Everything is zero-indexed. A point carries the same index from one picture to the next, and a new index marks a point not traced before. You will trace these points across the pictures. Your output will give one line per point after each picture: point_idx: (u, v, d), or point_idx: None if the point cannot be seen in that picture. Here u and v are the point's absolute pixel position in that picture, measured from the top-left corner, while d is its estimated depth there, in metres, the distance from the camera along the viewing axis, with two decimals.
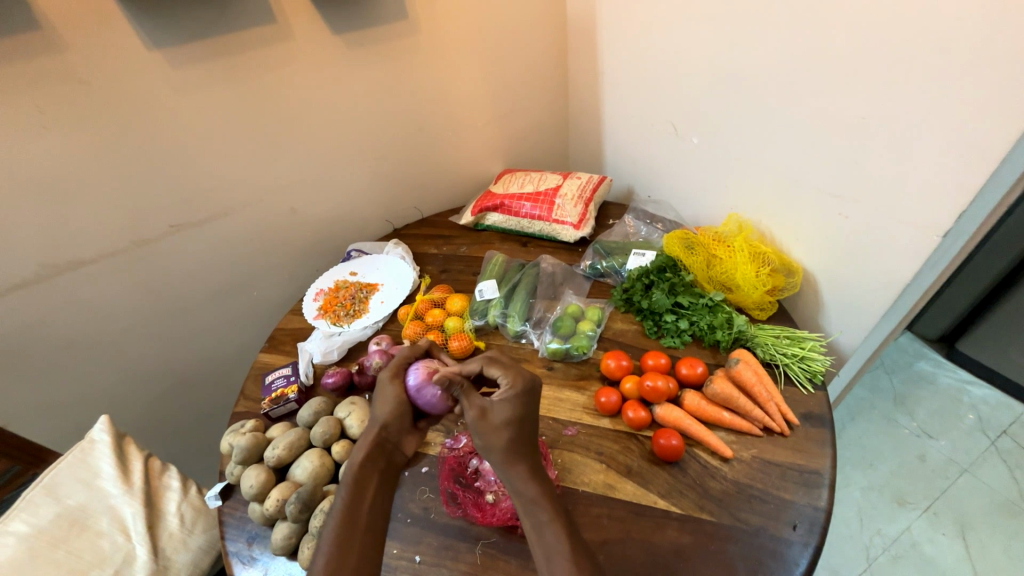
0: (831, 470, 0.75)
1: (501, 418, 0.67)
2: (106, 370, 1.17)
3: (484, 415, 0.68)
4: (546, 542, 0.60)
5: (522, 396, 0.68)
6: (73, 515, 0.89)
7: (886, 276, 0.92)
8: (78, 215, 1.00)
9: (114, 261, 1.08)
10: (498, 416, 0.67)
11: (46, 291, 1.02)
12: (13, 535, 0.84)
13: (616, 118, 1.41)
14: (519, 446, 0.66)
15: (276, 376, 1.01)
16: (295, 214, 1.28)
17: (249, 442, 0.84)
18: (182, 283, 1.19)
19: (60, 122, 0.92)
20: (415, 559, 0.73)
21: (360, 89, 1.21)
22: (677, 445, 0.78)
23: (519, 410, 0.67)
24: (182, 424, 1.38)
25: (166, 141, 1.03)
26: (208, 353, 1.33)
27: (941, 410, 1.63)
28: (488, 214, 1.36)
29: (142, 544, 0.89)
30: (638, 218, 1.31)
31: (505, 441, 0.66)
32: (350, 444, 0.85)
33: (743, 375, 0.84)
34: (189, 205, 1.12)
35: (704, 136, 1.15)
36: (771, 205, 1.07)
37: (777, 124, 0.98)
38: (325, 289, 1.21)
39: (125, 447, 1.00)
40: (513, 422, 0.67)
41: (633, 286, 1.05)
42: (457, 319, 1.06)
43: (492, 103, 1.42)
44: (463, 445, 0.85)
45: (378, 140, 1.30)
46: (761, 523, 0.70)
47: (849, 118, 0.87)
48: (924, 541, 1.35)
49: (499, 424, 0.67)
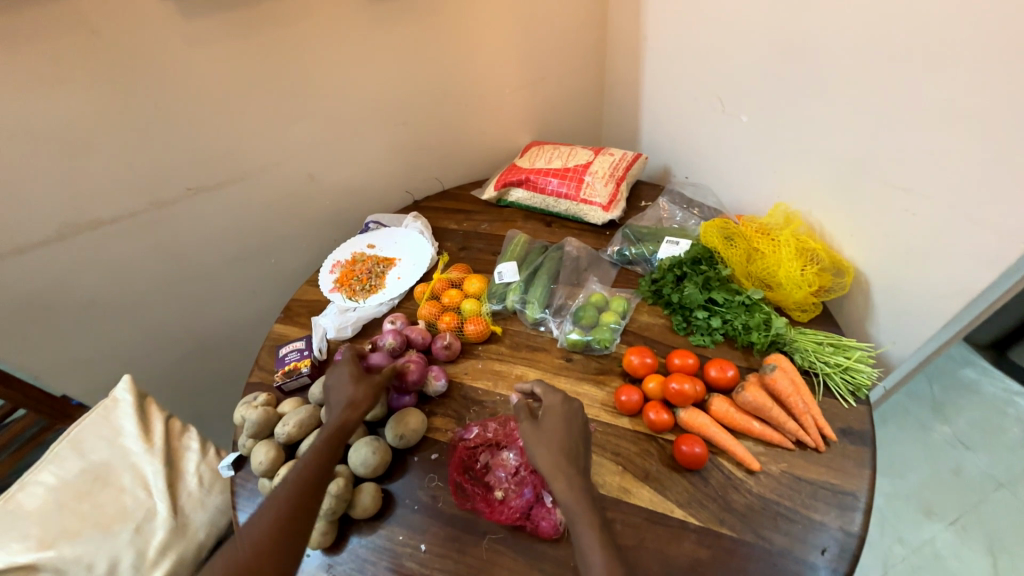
0: (868, 492, 0.69)
1: (548, 432, 0.69)
2: (128, 329, 1.19)
3: (537, 426, 0.70)
4: (584, 556, 0.58)
5: (568, 408, 0.72)
6: (97, 470, 0.94)
7: (953, 283, 0.82)
8: (96, 173, 0.99)
9: (132, 223, 1.07)
10: (550, 430, 0.69)
11: (68, 249, 1.03)
12: (41, 485, 0.89)
13: (656, 88, 1.29)
14: (563, 458, 0.66)
15: (289, 349, 0.99)
16: (314, 180, 1.24)
17: (261, 417, 0.84)
18: (201, 246, 1.18)
19: (75, 76, 0.89)
20: (420, 547, 0.72)
21: (385, 51, 1.14)
22: (700, 454, 0.73)
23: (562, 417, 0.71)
24: (203, 387, 1.40)
25: (183, 100, 1.00)
26: (227, 318, 1.33)
27: (982, 421, 1.53)
28: (512, 189, 1.29)
29: (162, 501, 0.94)
30: (673, 201, 1.21)
31: (555, 450, 0.66)
32: (360, 426, 0.82)
33: (778, 384, 0.77)
34: (208, 167, 1.09)
35: (756, 114, 1.04)
36: (827, 194, 0.96)
37: (846, 103, 0.87)
38: (342, 261, 1.19)
39: (146, 408, 1.06)
40: (561, 434, 0.68)
41: (664, 277, 0.98)
42: (474, 301, 1.02)
43: (521, 67, 1.32)
44: (472, 436, 0.82)
45: (400, 105, 1.23)
46: (786, 543, 0.66)
47: (928, 100, 0.76)
48: (949, 555, 1.29)
49: (548, 439, 0.68)
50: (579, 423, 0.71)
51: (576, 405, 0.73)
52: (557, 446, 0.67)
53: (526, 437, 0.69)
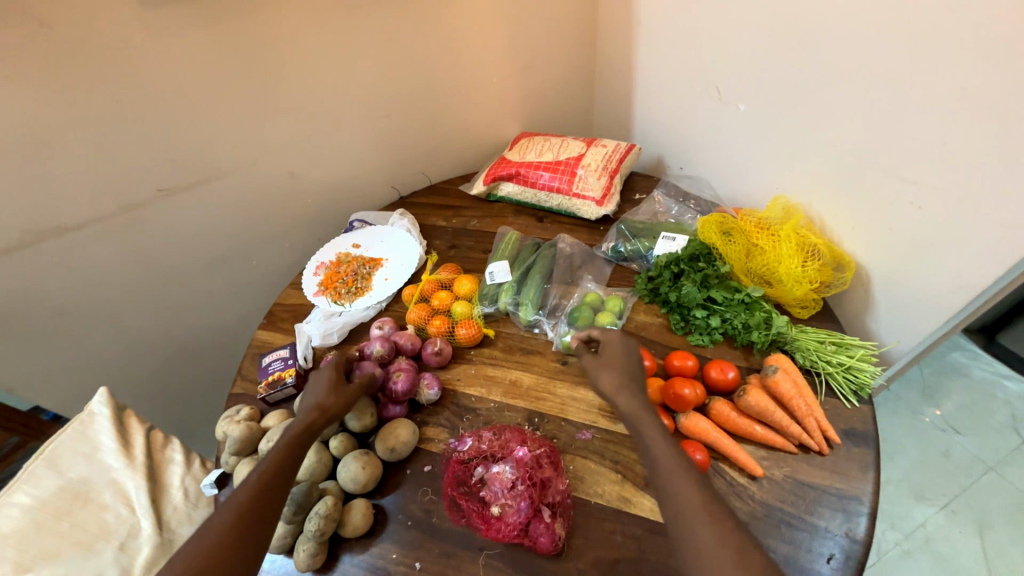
0: (873, 496, 0.68)
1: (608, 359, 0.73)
2: (102, 339, 1.13)
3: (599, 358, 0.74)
4: (652, 453, 0.61)
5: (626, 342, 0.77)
6: (76, 487, 0.89)
7: (955, 277, 0.80)
8: (56, 176, 0.92)
9: (100, 228, 1.01)
10: (611, 357, 0.73)
11: (31, 258, 0.96)
12: (16, 507, 0.84)
13: (648, 75, 1.24)
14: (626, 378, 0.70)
15: (272, 358, 0.95)
16: (294, 178, 1.18)
17: (243, 433, 0.79)
18: (176, 251, 1.12)
19: (25, 72, 0.82)
20: (414, 566, 0.69)
21: (363, 40, 1.08)
22: (702, 461, 0.71)
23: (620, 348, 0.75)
24: (187, 395, 1.35)
25: (147, 96, 0.93)
26: (208, 323, 1.28)
27: (972, 405, 1.55)
28: (501, 183, 1.24)
29: (145, 518, 0.90)
30: (668, 193, 1.17)
31: (617, 373, 0.71)
32: (349, 439, 0.79)
33: (781, 387, 0.75)
34: (178, 167, 1.03)
35: (753, 102, 1.00)
36: (827, 186, 0.93)
37: (848, 90, 0.83)
38: (326, 262, 1.13)
39: (126, 421, 1.01)
40: (622, 360, 0.73)
41: (660, 275, 0.95)
42: (465, 304, 0.98)
43: (508, 54, 1.26)
44: (509, 436, 0.78)
45: (381, 97, 1.17)
46: (790, 552, 0.64)
47: (934, 89, 0.73)
48: (940, 538, 1.31)
49: (612, 363, 0.73)
50: (637, 355, 0.75)
51: (633, 342, 0.77)
52: (618, 370, 0.71)
53: (589, 365, 0.74)
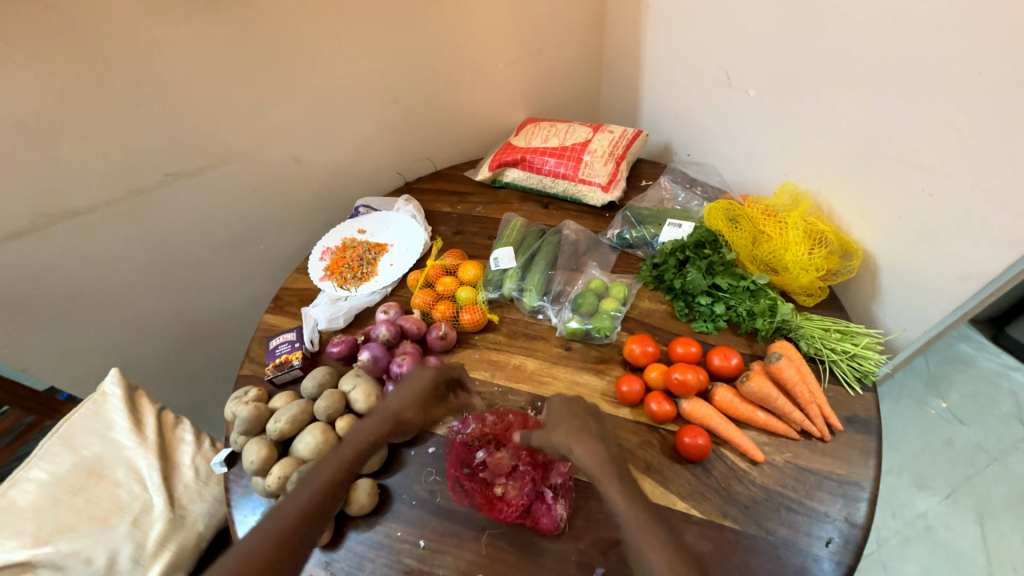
0: (874, 482, 0.68)
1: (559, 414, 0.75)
2: (113, 322, 1.15)
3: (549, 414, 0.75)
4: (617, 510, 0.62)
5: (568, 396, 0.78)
6: (90, 464, 0.92)
7: (965, 265, 0.79)
8: (64, 160, 0.93)
9: (109, 212, 1.02)
10: (560, 414, 0.74)
11: (42, 241, 0.98)
12: (33, 482, 0.88)
13: (657, 59, 1.22)
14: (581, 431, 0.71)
15: (279, 341, 0.96)
16: (299, 163, 1.18)
17: (251, 413, 0.81)
18: (183, 235, 1.13)
19: (32, 55, 0.82)
20: (418, 543, 0.71)
21: (367, 22, 1.06)
22: (704, 445, 0.72)
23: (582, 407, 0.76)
24: (196, 377, 1.38)
25: (152, 79, 0.93)
26: (216, 307, 1.30)
27: (977, 396, 1.54)
28: (507, 169, 1.23)
29: (157, 495, 0.92)
30: (675, 180, 1.16)
31: (572, 426, 0.72)
32: (355, 421, 0.81)
33: (784, 373, 0.75)
34: (184, 151, 1.03)
35: (764, 87, 0.98)
36: (837, 172, 0.92)
37: (861, 74, 0.81)
38: (332, 247, 1.14)
39: (138, 401, 1.03)
40: (575, 416, 0.74)
41: (665, 261, 0.95)
42: (469, 289, 0.98)
43: (515, 37, 1.24)
44: (511, 420, 0.80)
45: (386, 81, 1.16)
46: (789, 535, 0.65)
47: (949, 73, 0.71)
48: (940, 527, 1.32)
49: (563, 419, 0.73)
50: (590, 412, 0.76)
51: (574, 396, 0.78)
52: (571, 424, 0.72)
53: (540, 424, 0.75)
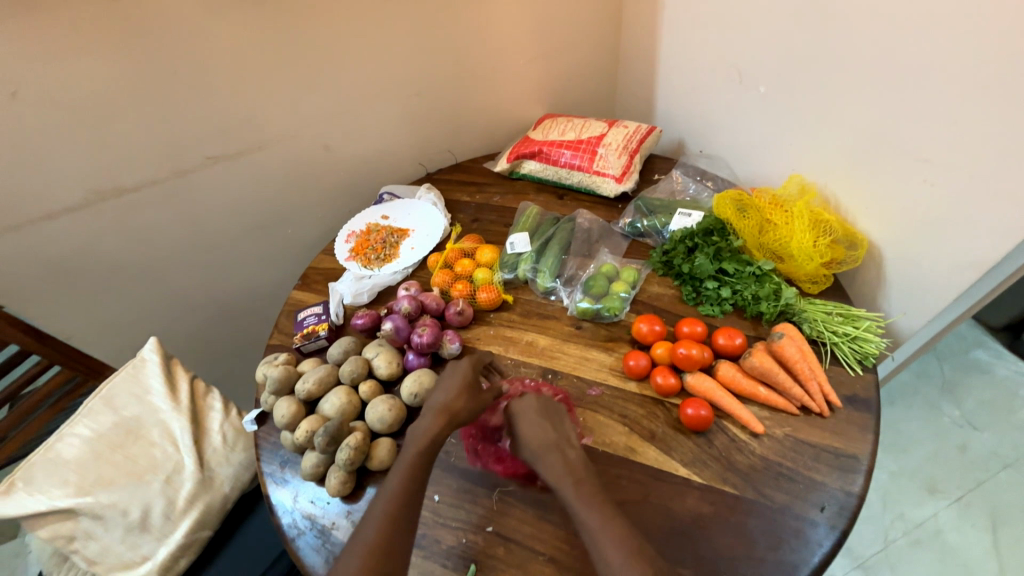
0: (871, 456, 0.71)
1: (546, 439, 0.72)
2: (152, 295, 1.23)
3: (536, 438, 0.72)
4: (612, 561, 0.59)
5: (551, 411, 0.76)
6: (128, 424, 0.99)
7: (967, 256, 0.82)
8: (119, 140, 1.01)
9: (154, 191, 1.10)
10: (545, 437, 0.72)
11: (94, 216, 1.06)
12: (77, 437, 0.94)
13: (671, 60, 1.27)
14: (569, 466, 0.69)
15: (307, 313, 1.02)
16: (329, 152, 1.25)
17: (281, 374, 0.87)
18: (219, 216, 1.21)
19: (96, 43, 0.91)
20: (433, 498, 0.76)
21: (398, 20, 1.14)
22: (706, 416, 0.75)
23: (556, 429, 0.73)
24: (224, 354, 1.45)
25: (200, 68, 1.01)
26: (246, 287, 1.37)
27: (991, 402, 1.53)
28: (524, 161, 1.29)
29: (189, 456, 0.99)
30: (686, 174, 1.20)
31: (558, 457, 0.70)
32: (377, 385, 0.87)
33: (785, 351, 0.79)
34: (225, 136, 1.11)
35: (773, 84, 1.02)
36: (843, 166, 0.95)
37: (867, 71, 0.85)
38: (357, 231, 1.21)
39: (172, 368, 1.09)
40: (562, 451, 0.71)
41: (675, 248, 0.99)
42: (486, 271, 1.04)
43: (535, 36, 1.30)
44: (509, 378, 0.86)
45: (413, 75, 1.23)
46: (787, 501, 0.68)
47: (949, 70, 0.75)
48: (949, 530, 1.31)
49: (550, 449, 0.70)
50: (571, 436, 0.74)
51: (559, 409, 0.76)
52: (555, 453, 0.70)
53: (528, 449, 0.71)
